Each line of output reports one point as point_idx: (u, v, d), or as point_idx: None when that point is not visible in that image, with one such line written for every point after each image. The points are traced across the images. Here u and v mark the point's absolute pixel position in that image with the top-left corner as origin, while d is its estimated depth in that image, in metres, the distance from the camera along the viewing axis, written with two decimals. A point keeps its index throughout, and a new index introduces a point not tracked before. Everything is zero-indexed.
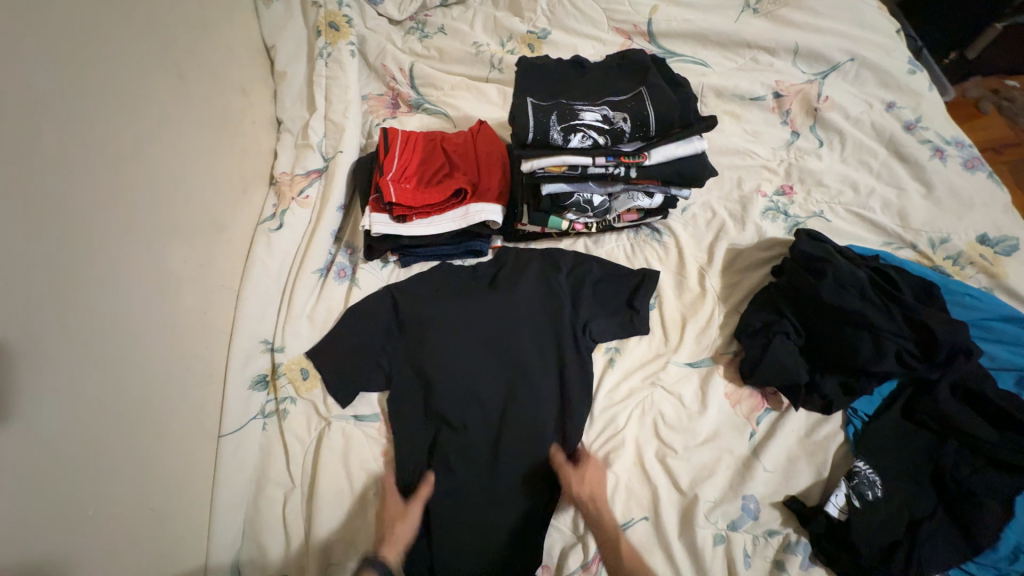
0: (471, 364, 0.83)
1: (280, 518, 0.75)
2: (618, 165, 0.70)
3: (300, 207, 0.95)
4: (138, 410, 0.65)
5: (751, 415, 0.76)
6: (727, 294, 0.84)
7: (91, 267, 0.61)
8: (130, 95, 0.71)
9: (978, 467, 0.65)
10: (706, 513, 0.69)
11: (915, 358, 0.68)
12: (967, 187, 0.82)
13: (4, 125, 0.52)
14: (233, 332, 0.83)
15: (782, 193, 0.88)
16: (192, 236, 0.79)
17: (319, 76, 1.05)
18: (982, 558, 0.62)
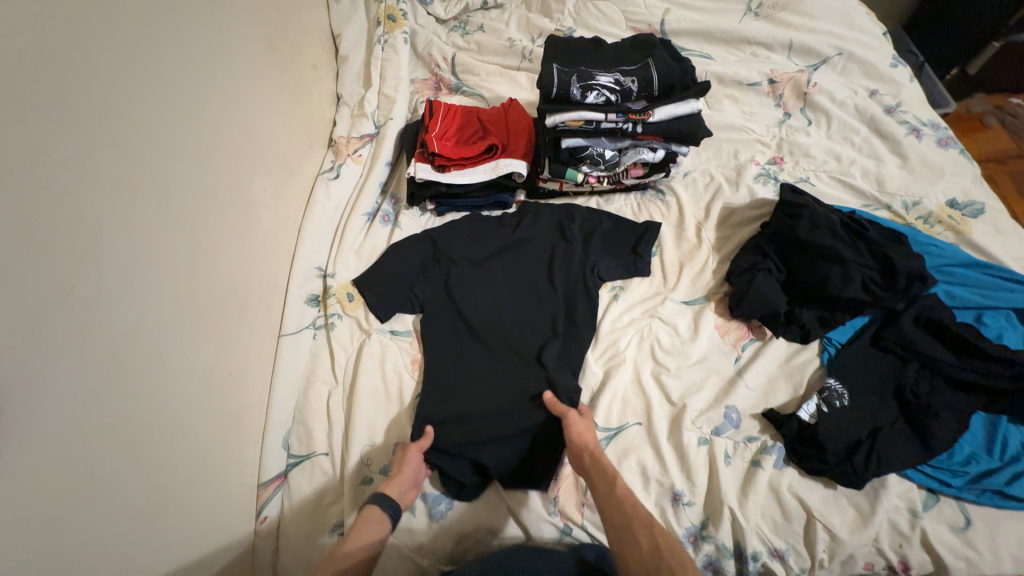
0: (493, 291, 0.95)
1: (322, 409, 0.87)
2: (627, 121, 0.86)
3: (353, 162, 1.12)
4: (227, 296, 0.79)
5: (737, 343, 0.86)
6: (721, 244, 0.95)
7: (203, 171, 0.76)
8: (234, 52, 0.88)
9: (937, 386, 0.74)
10: (692, 419, 0.78)
11: (879, 287, 0.79)
12: (940, 159, 0.94)
13: (158, 54, 0.68)
14: (294, 257, 0.97)
15: (774, 162, 1.01)
16: (270, 171, 0.95)
17: (377, 58, 1.24)
18: (937, 462, 0.71)
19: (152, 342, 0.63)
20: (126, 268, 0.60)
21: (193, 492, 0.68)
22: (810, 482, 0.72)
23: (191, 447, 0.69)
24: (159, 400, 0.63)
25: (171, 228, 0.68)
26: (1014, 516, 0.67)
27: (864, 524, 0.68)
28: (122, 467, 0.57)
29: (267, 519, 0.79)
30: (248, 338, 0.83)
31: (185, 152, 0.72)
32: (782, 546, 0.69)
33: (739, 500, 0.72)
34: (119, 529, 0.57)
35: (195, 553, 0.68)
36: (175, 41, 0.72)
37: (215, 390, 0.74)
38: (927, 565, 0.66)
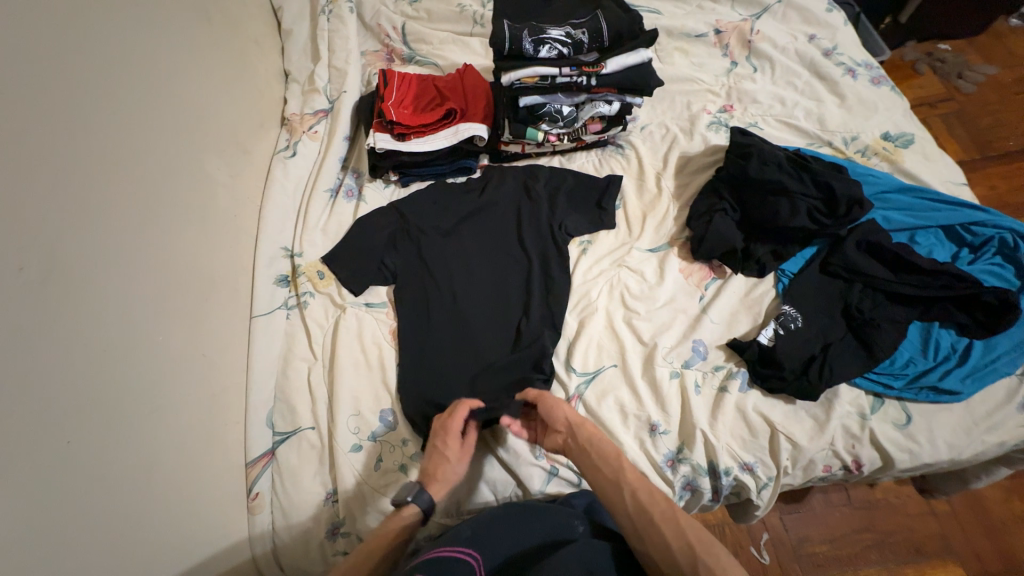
0: (464, 255, 0.96)
1: (303, 385, 0.86)
2: (580, 75, 0.91)
3: (310, 139, 1.09)
4: (194, 277, 0.78)
5: (701, 283, 0.90)
6: (680, 192, 0.99)
7: (151, 149, 0.72)
8: (172, 24, 0.83)
9: (878, 301, 0.81)
10: (663, 356, 0.83)
11: (822, 215, 0.86)
12: (873, 96, 1.01)
13: (90, 23, 0.64)
14: (258, 238, 0.95)
15: (724, 111, 1.05)
16: (223, 149, 0.92)
17: (323, 30, 1.20)
18: (881, 369, 0.78)
19: (122, 323, 0.62)
20: (80, 248, 0.58)
21: (181, 472, 0.68)
22: (772, 400, 0.78)
23: (173, 429, 0.68)
24: (136, 379, 0.62)
25: (126, 207, 0.66)
26: (945, 408, 0.76)
27: (821, 431, 0.76)
28: (103, 449, 0.56)
29: (259, 495, 0.79)
30: (219, 320, 0.82)
31: (131, 128, 0.69)
32: (750, 460, 0.76)
33: (710, 423, 0.77)
34: (109, 508, 0.56)
35: (190, 532, 0.68)
36: (113, 11, 0.69)
37: (192, 372, 0.73)
38: (875, 460, 0.75)
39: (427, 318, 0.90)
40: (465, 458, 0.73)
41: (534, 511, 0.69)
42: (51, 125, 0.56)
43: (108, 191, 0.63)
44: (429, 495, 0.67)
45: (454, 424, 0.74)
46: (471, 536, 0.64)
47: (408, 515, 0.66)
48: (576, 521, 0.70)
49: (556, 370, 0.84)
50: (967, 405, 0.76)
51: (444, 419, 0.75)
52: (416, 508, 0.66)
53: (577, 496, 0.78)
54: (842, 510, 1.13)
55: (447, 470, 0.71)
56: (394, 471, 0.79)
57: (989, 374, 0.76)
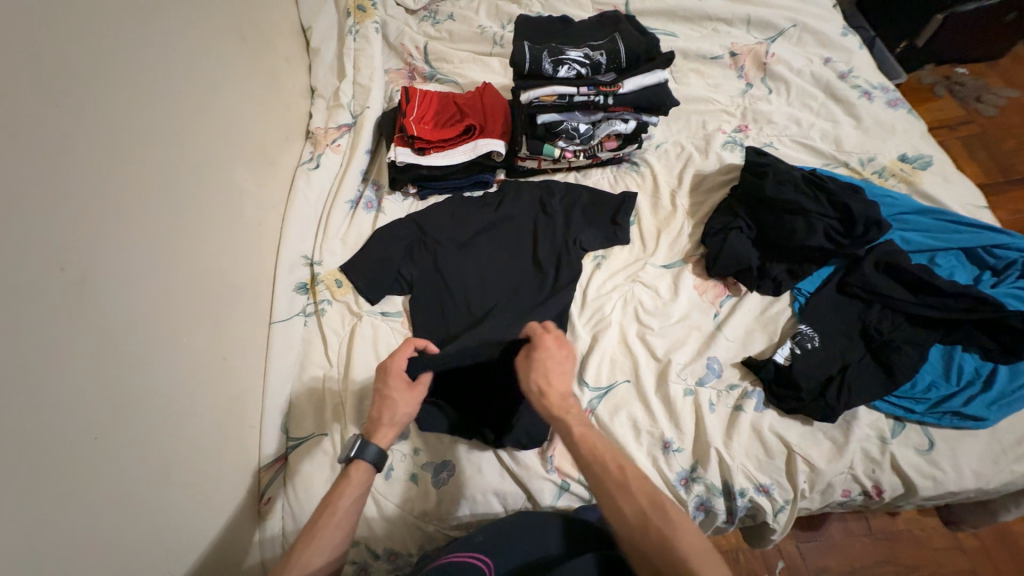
0: (478, 267, 0.97)
1: (317, 391, 0.88)
2: (598, 94, 0.94)
3: (333, 152, 1.12)
4: (219, 282, 0.80)
5: (716, 300, 0.90)
6: (695, 210, 1.00)
7: (184, 159, 0.76)
8: (208, 42, 0.88)
9: (898, 323, 0.80)
10: (677, 372, 0.82)
11: (839, 234, 0.86)
12: (890, 118, 1.02)
13: (135, 41, 0.69)
14: (280, 245, 0.98)
15: (739, 130, 1.06)
16: (250, 160, 0.95)
17: (349, 49, 1.25)
18: (902, 392, 0.76)
19: (150, 324, 0.64)
20: (115, 250, 0.60)
21: (196, 472, 0.69)
22: (788, 420, 0.77)
23: (191, 429, 0.69)
24: (160, 379, 0.64)
25: (158, 212, 0.68)
26: (970, 435, 0.74)
27: (839, 454, 0.74)
28: (125, 446, 0.58)
29: (270, 500, 0.80)
30: (239, 324, 0.84)
31: (166, 137, 0.72)
32: (766, 481, 0.74)
33: (724, 442, 0.76)
34: (126, 503, 0.57)
35: (201, 533, 0.68)
36: (155, 29, 0.74)
37: (212, 374, 0.75)
38: (897, 486, 0.73)
39: (442, 328, 0.91)
40: (413, 400, 0.72)
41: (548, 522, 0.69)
42: (93, 133, 0.59)
43: (143, 197, 0.66)
44: (375, 448, 0.67)
45: (396, 366, 0.72)
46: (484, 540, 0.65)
47: (357, 470, 0.66)
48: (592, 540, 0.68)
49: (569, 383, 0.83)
50: (993, 432, 0.74)
51: (384, 362, 0.73)
52: (363, 462, 0.66)
53: (588, 510, 0.78)
54: (863, 540, 1.09)
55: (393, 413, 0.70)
56: (404, 478, 0.78)
57: (1016, 401, 0.74)
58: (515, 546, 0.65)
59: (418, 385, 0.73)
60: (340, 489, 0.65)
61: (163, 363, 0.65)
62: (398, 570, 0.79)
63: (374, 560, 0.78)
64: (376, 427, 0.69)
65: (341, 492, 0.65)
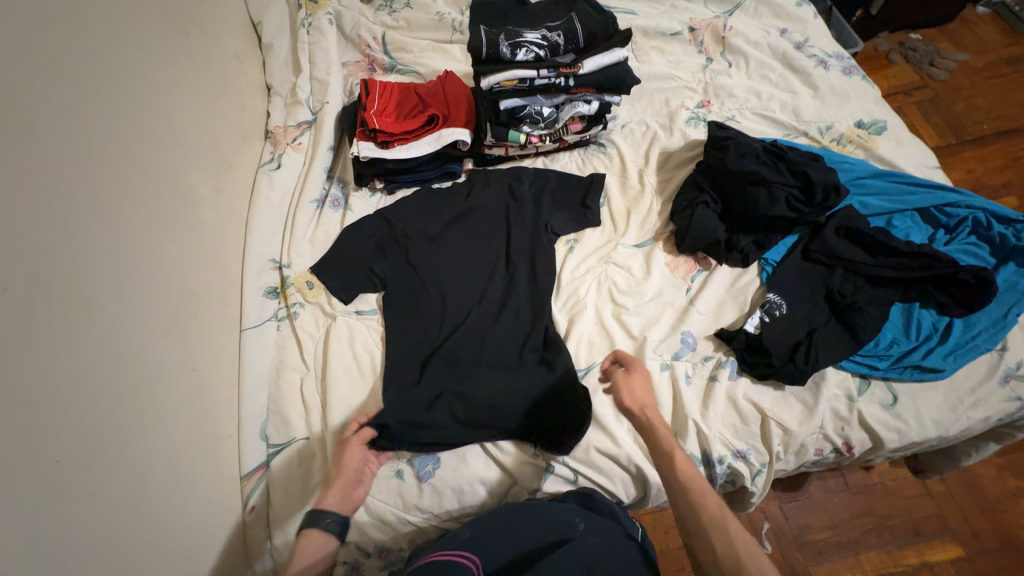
0: (451, 258, 0.96)
1: (295, 395, 0.86)
2: (558, 75, 0.93)
3: (294, 151, 1.09)
4: (181, 293, 0.77)
5: (687, 276, 0.91)
6: (662, 188, 1.01)
7: (134, 167, 0.73)
8: (151, 42, 0.84)
9: (860, 285, 0.83)
10: (653, 349, 0.83)
11: (801, 203, 0.88)
12: (845, 86, 1.04)
13: (67, 44, 0.65)
14: (246, 251, 0.95)
15: (702, 106, 1.07)
16: (206, 163, 0.92)
17: (303, 43, 1.21)
18: (866, 351, 0.80)
19: (108, 340, 0.61)
20: (63, 266, 0.57)
21: (172, 490, 0.67)
22: (761, 387, 0.80)
23: (164, 444, 0.67)
24: (125, 397, 0.62)
25: (109, 225, 0.65)
26: (930, 386, 0.77)
27: (810, 415, 0.77)
28: (93, 466, 0.56)
29: (254, 508, 0.79)
30: (208, 334, 0.81)
31: (110, 145, 0.69)
32: (743, 447, 0.77)
33: (701, 413, 0.78)
34: (100, 524, 0.56)
35: (184, 549, 0.67)
36: (88, 29, 0.69)
37: (182, 388, 0.73)
38: (865, 440, 0.77)
39: (418, 323, 0.90)
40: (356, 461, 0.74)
41: (535, 512, 0.68)
42: (26, 142, 0.55)
43: (90, 209, 0.63)
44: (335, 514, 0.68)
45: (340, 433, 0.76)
46: (469, 538, 0.64)
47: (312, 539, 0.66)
48: (576, 518, 0.68)
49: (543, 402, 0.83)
50: (951, 382, 0.78)
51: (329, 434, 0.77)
52: (320, 530, 0.67)
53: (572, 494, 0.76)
54: (841, 495, 1.14)
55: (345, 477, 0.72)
56: (388, 475, 0.78)
57: (971, 351, 0.77)
58: (503, 538, 0.65)
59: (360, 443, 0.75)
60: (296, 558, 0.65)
61: (127, 379, 0.63)
62: (391, 565, 0.80)
63: (366, 558, 0.78)
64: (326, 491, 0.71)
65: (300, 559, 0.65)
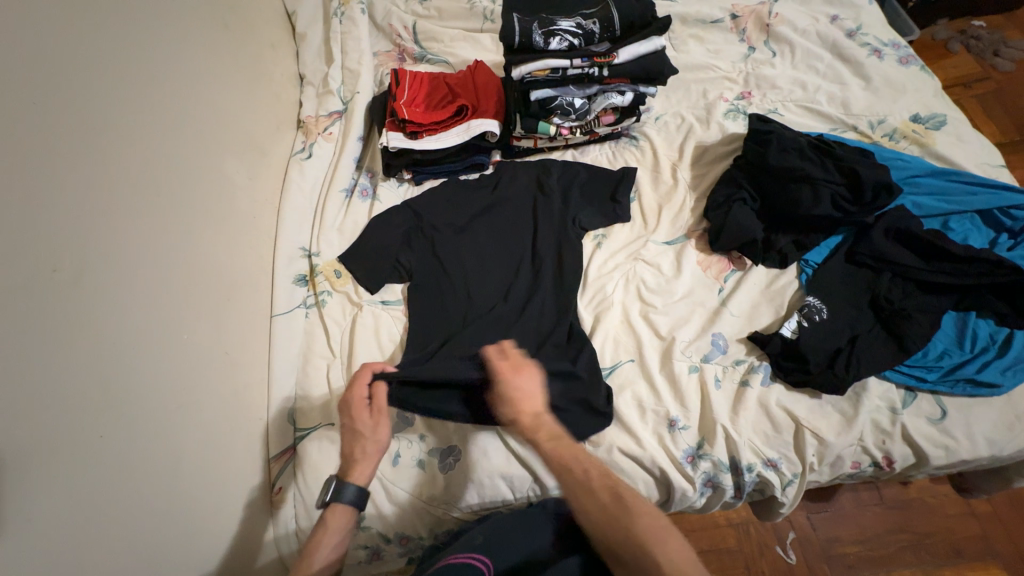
0: (476, 251, 0.95)
1: (321, 382, 0.88)
2: (592, 66, 0.92)
3: (325, 140, 1.10)
4: (216, 277, 0.79)
5: (720, 276, 0.88)
6: (697, 183, 0.97)
7: (173, 155, 0.75)
8: (190, 31, 0.86)
9: (909, 291, 0.78)
10: (681, 350, 0.81)
11: (848, 202, 0.83)
12: (901, 77, 0.97)
13: (113, 34, 0.67)
14: (277, 238, 0.97)
15: (741, 98, 1.03)
16: (241, 151, 0.94)
17: (336, 33, 1.21)
18: (914, 361, 0.75)
19: (147, 322, 0.64)
20: (107, 251, 0.60)
21: (202, 467, 0.70)
22: (796, 394, 0.76)
23: (198, 424, 0.70)
24: (161, 378, 0.64)
25: (150, 212, 0.68)
26: (984, 402, 0.72)
27: (849, 426, 0.73)
28: (132, 443, 0.59)
29: (282, 489, 0.81)
30: (240, 318, 0.84)
31: (151, 134, 0.71)
32: (774, 456, 0.74)
33: (731, 418, 0.75)
34: (137, 497, 0.59)
35: (212, 524, 0.70)
36: (132, 19, 0.71)
37: (215, 369, 0.75)
38: (907, 456, 0.72)
39: (442, 315, 0.90)
40: (380, 429, 0.69)
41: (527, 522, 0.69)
42: (74, 129, 0.58)
43: (132, 195, 0.65)
44: (352, 489, 0.67)
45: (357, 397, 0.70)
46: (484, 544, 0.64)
47: (335, 517, 0.66)
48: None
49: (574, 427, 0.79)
50: (1008, 398, 0.72)
51: (346, 396, 0.71)
52: (340, 507, 0.66)
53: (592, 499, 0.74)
54: (874, 509, 1.09)
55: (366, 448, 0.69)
56: (409, 466, 0.79)
57: None
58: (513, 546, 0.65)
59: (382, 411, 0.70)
60: (318, 539, 0.65)
61: (164, 359, 0.66)
62: (410, 551, 0.82)
63: (387, 544, 0.79)
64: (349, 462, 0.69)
65: (319, 541, 0.65)
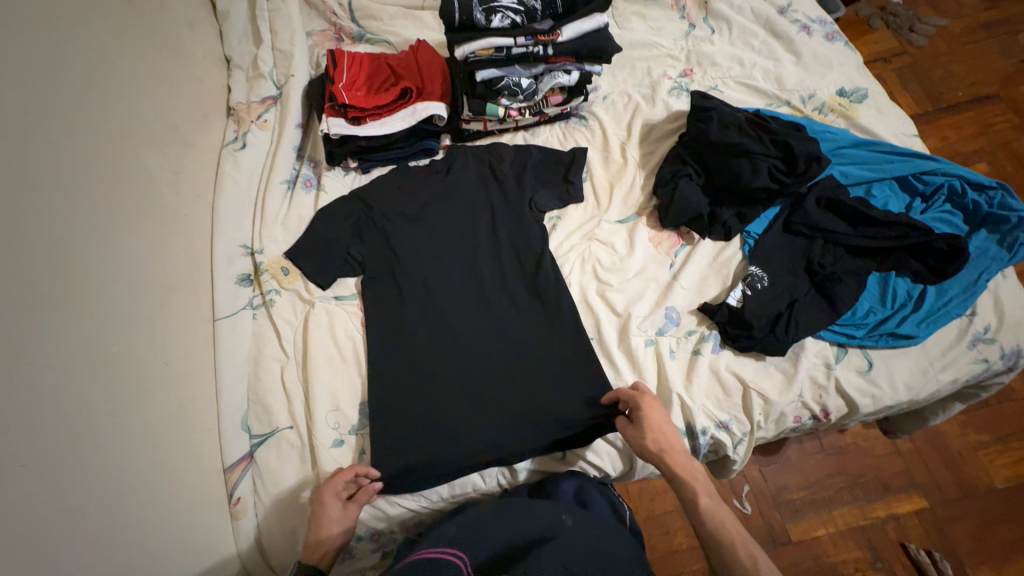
0: (431, 240, 0.93)
1: (275, 385, 0.84)
2: (536, 44, 0.89)
3: (260, 129, 1.03)
4: (143, 284, 0.74)
5: (670, 251, 0.91)
6: (645, 161, 0.99)
7: (78, 153, 0.68)
8: (86, 12, 0.77)
9: (839, 255, 0.84)
10: (637, 325, 0.84)
11: (783, 173, 0.87)
12: (827, 53, 1.02)
13: None
14: (214, 236, 0.90)
15: (684, 75, 1.05)
16: (162, 144, 0.86)
17: (262, 10, 1.12)
18: (844, 320, 0.81)
19: (60, 339, 0.58)
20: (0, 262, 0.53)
21: (150, 486, 0.65)
22: (743, 358, 0.81)
23: (138, 441, 0.65)
24: (83, 398, 0.59)
25: (50, 217, 0.61)
26: (904, 352, 0.80)
27: (790, 384, 0.78)
28: (60, 468, 0.54)
29: (241, 499, 0.76)
30: (178, 326, 0.78)
31: (40, 128, 0.63)
32: (725, 418, 0.78)
33: (685, 386, 0.79)
34: (73, 525, 0.54)
35: (171, 542, 0.66)
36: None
37: (153, 381, 0.71)
38: (841, 406, 0.79)
39: (400, 306, 0.88)
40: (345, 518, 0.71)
41: (519, 507, 0.66)
42: None
43: (20, 200, 0.58)
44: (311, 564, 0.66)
45: (332, 488, 0.71)
46: (458, 534, 0.60)
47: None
48: (564, 515, 0.65)
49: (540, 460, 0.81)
50: (923, 347, 0.80)
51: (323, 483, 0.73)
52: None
53: (565, 480, 0.77)
54: (817, 457, 1.19)
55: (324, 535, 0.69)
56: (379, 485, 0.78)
57: (943, 316, 0.79)
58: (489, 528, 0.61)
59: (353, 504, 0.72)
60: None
61: (86, 376, 0.61)
62: (383, 546, 0.81)
63: (357, 542, 0.78)
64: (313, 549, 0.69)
65: None
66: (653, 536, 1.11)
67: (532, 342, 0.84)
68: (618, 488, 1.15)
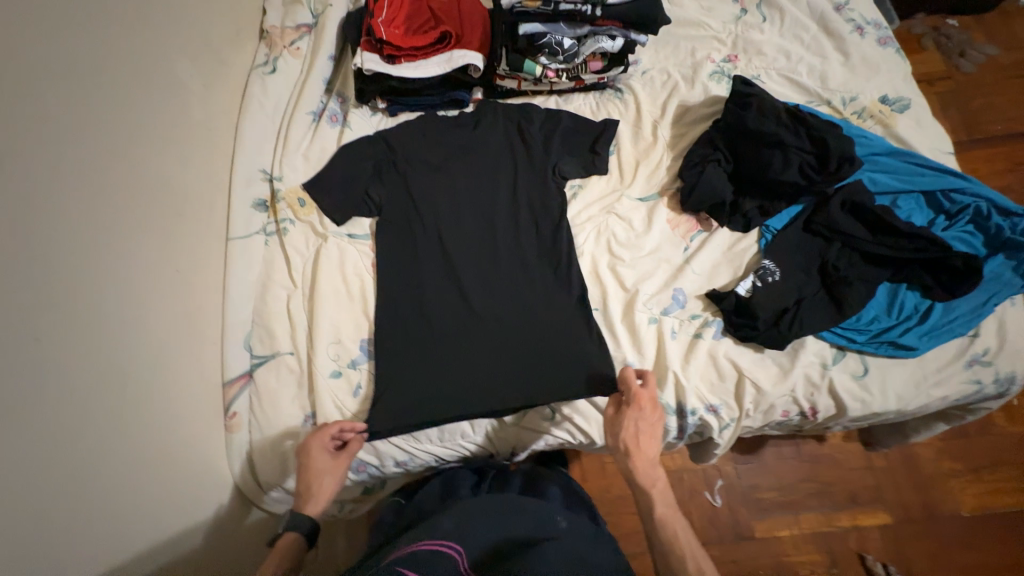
0: (449, 192, 0.93)
1: (280, 311, 0.85)
2: (585, 3, 0.88)
3: (291, 56, 1.01)
4: (163, 189, 0.75)
5: (687, 235, 0.90)
6: (676, 142, 0.98)
7: (110, 50, 0.68)
8: None
9: (854, 260, 0.84)
10: (643, 302, 0.85)
11: (813, 171, 0.86)
12: (877, 57, 1.00)
13: None
14: (235, 158, 0.90)
15: (728, 60, 1.03)
16: (191, 56, 0.85)
17: None
18: (847, 324, 0.82)
19: (72, 223, 0.59)
20: (20, 137, 0.54)
21: (155, 383, 0.68)
22: (742, 347, 0.82)
23: (147, 339, 0.68)
24: (93, 288, 0.61)
25: (72, 101, 0.61)
26: (901, 362, 0.81)
27: (784, 378, 0.80)
28: (74, 347, 0.57)
29: (236, 414, 0.79)
30: (193, 238, 0.80)
31: (68, 10, 0.62)
32: (716, 402, 0.80)
33: (682, 365, 0.81)
34: (84, 402, 0.57)
35: (169, 440, 0.69)
36: None
37: (163, 286, 0.72)
38: (830, 407, 0.81)
39: (411, 253, 0.89)
40: (340, 467, 0.71)
41: (515, 503, 0.65)
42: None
43: (57, 83, 0.59)
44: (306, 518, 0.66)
45: (318, 442, 0.71)
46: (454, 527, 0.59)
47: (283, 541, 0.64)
48: (558, 516, 0.66)
49: (536, 416, 0.82)
50: (921, 361, 0.81)
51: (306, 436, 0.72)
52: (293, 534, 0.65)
53: (553, 485, 0.80)
54: (792, 462, 1.22)
55: (318, 485, 0.69)
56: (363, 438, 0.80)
57: (945, 333, 0.80)
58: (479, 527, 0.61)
59: (344, 457, 0.72)
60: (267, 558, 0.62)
61: (102, 266, 0.63)
62: (365, 482, 0.85)
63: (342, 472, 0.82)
64: (303, 501, 0.68)
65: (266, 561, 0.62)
66: (621, 514, 1.14)
67: (540, 305, 0.85)
68: (595, 465, 1.18)
